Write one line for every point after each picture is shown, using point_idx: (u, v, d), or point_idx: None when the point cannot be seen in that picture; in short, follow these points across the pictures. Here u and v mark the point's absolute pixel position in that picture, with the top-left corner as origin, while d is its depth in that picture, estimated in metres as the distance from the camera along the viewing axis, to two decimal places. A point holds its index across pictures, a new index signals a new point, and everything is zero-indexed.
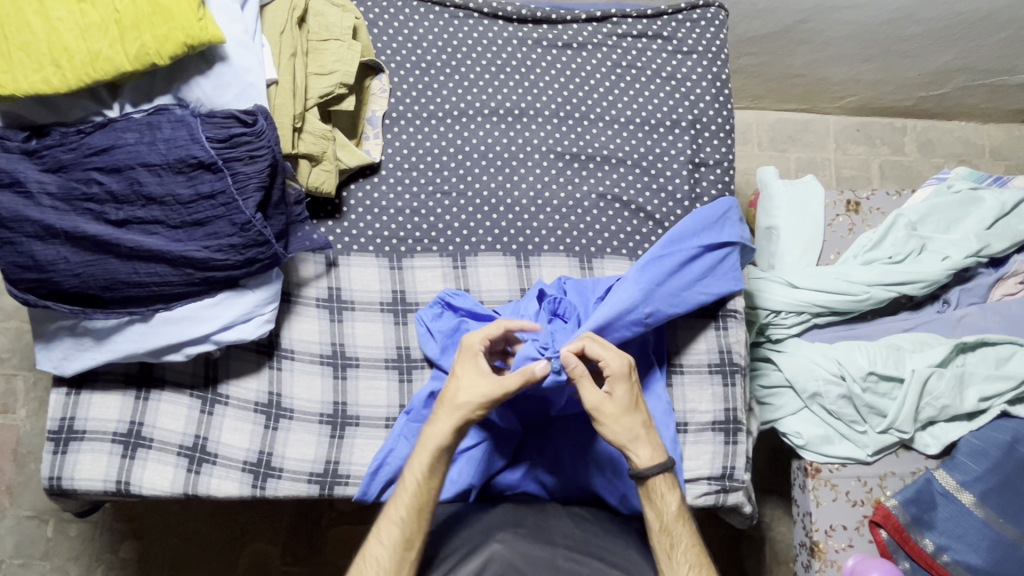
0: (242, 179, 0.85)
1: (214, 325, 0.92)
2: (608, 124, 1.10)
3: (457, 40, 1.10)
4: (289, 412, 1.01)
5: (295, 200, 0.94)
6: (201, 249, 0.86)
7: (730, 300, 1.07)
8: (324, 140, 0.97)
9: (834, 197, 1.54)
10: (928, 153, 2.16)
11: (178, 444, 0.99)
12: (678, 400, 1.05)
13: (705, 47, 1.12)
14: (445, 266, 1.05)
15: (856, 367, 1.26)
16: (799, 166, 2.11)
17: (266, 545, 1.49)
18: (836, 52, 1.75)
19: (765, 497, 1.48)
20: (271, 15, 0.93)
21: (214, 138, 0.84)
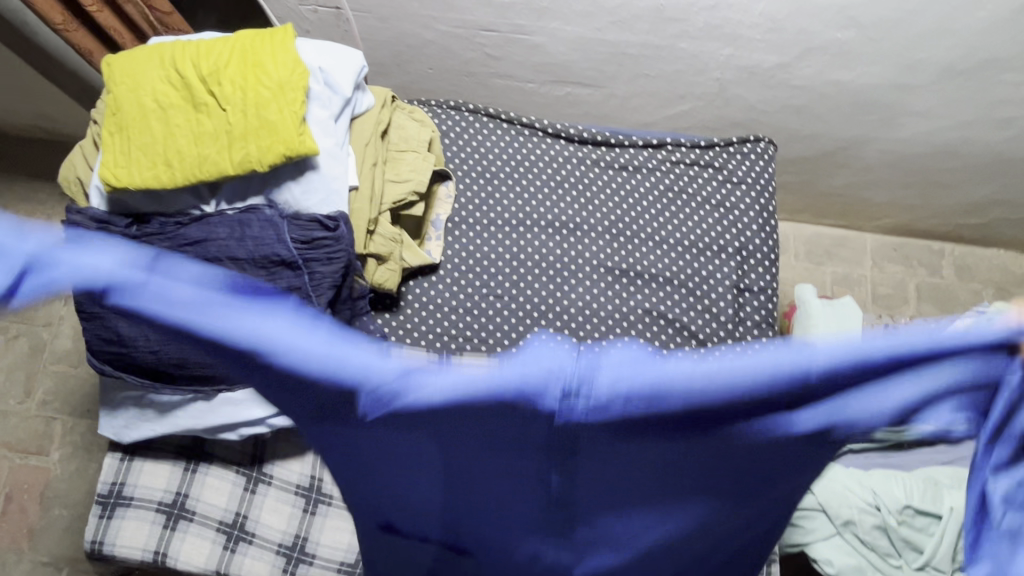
0: (317, 278, 0.92)
1: (271, 409, 0.97)
2: (657, 244, 1.15)
3: (521, 154, 1.19)
4: (328, 498, 1.04)
5: (359, 296, 1.03)
6: None
7: None
8: (392, 243, 1.04)
9: (871, 321, 1.61)
10: (966, 278, 2.18)
11: (218, 520, 1.02)
12: None
13: (753, 180, 1.18)
14: None
15: (892, 499, 1.28)
16: (834, 280, 2.15)
17: None
18: (876, 177, 1.81)
19: None
20: (359, 127, 1.02)
21: (297, 238, 0.91)
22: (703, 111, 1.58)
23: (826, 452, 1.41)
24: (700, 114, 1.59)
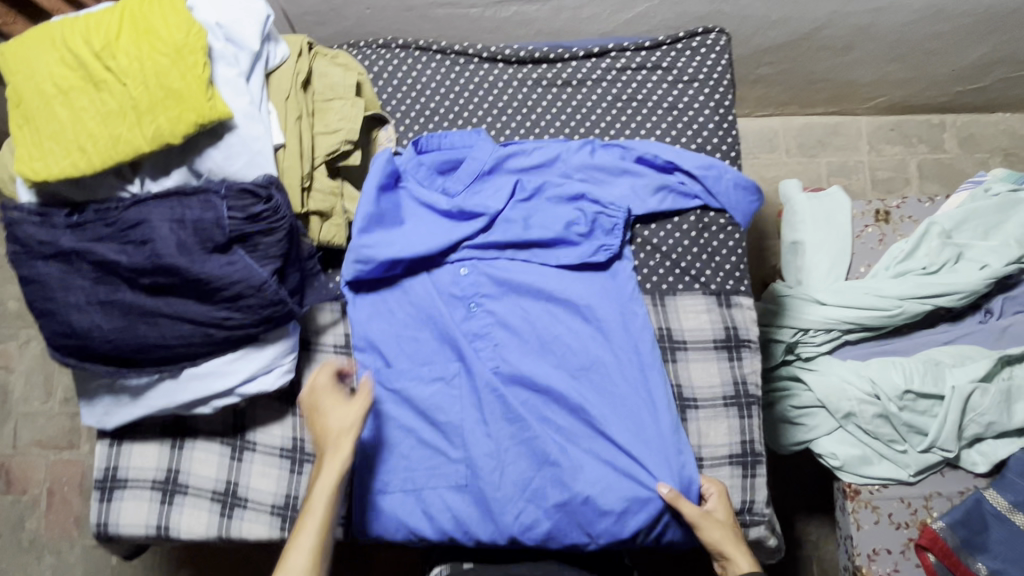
0: (261, 248, 0.91)
1: (236, 379, 0.97)
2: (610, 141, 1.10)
3: (460, 84, 1.13)
4: (312, 456, 1.06)
5: (307, 255, 1.00)
6: (222, 309, 0.92)
7: (744, 330, 1.04)
8: (332, 197, 1.01)
9: (862, 208, 1.53)
10: (970, 148, 2.09)
11: (211, 490, 1.05)
12: (693, 435, 1.02)
13: (706, 76, 1.11)
14: (450, 305, 1.05)
15: (891, 386, 1.35)
16: (829, 171, 2.09)
17: None
18: (859, 55, 1.71)
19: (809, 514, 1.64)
20: (276, 83, 0.98)
21: (237, 212, 0.89)
22: (662, 10, 1.48)
23: (821, 348, 1.44)
24: (660, 14, 1.49)
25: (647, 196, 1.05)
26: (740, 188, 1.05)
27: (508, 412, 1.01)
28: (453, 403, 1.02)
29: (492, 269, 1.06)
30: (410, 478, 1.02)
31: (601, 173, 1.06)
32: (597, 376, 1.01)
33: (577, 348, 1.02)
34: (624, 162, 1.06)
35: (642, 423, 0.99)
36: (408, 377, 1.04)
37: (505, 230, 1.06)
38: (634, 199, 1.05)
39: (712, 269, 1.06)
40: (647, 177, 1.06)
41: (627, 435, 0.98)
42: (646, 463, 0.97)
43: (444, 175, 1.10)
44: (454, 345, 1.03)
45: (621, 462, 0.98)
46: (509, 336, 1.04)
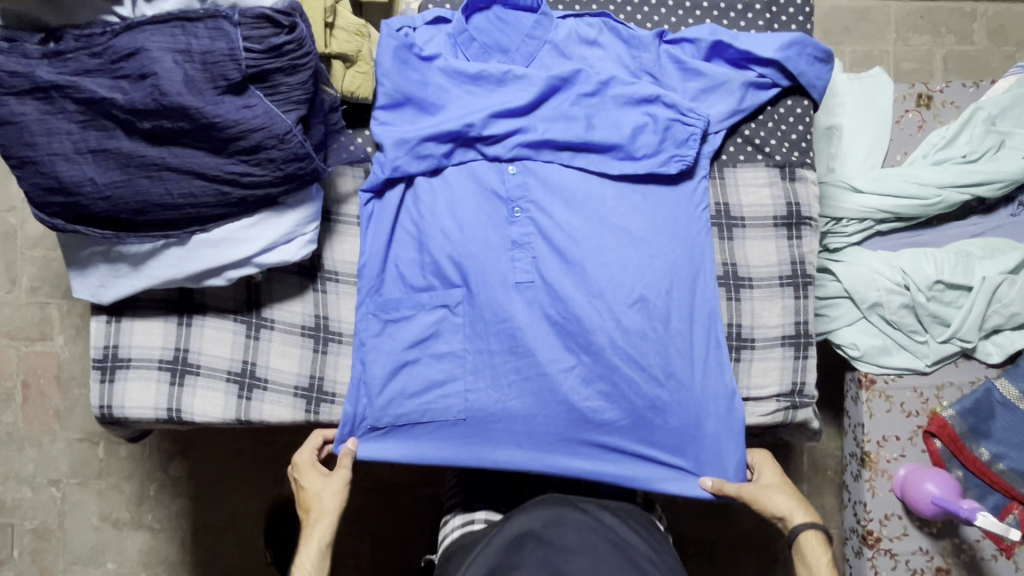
0: (283, 91, 0.78)
1: (255, 247, 0.86)
2: (673, 9, 1.01)
3: None
4: (337, 336, 0.97)
5: (331, 107, 0.86)
6: (238, 163, 0.79)
7: (806, 206, 0.97)
8: (358, 38, 0.87)
9: (904, 92, 1.44)
10: (998, 41, 1.99)
11: (226, 370, 0.97)
12: (745, 315, 0.97)
13: None
14: (492, 215, 0.94)
15: (922, 277, 1.33)
16: (853, 60, 1.98)
17: None
18: None
19: None
20: None
21: (255, 43, 0.74)
22: None
23: (851, 238, 1.39)
24: None
25: (728, 105, 0.94)
26: (818, 62, 0.95)
27: (546, 336, 0.93)
28: (482, 317, 0.93)
29: (544, 171, 0.95)
30: (426, 399, 0.93)
31: (670, 71, 0.95)
32: (647, 303, 0.93)
33: (631, 270, 0.93)
34: (695, 58, 0.95)
35: (686, 359, 0.93)
36: (434, 284, 0.94)
37: (563, 128, 0.94)
38: (713, 104, 0.94)
39: (777, 138, 0.97)
40: (721, 73, 0.93)
41: (672, 370, 0.92)
42: (692, 392, 0.92)
43: (494, 53, 0.96)
44: (491, 254, 0.94)
45: (662, 394, 0.92)
46: (552, 253, 0.94)
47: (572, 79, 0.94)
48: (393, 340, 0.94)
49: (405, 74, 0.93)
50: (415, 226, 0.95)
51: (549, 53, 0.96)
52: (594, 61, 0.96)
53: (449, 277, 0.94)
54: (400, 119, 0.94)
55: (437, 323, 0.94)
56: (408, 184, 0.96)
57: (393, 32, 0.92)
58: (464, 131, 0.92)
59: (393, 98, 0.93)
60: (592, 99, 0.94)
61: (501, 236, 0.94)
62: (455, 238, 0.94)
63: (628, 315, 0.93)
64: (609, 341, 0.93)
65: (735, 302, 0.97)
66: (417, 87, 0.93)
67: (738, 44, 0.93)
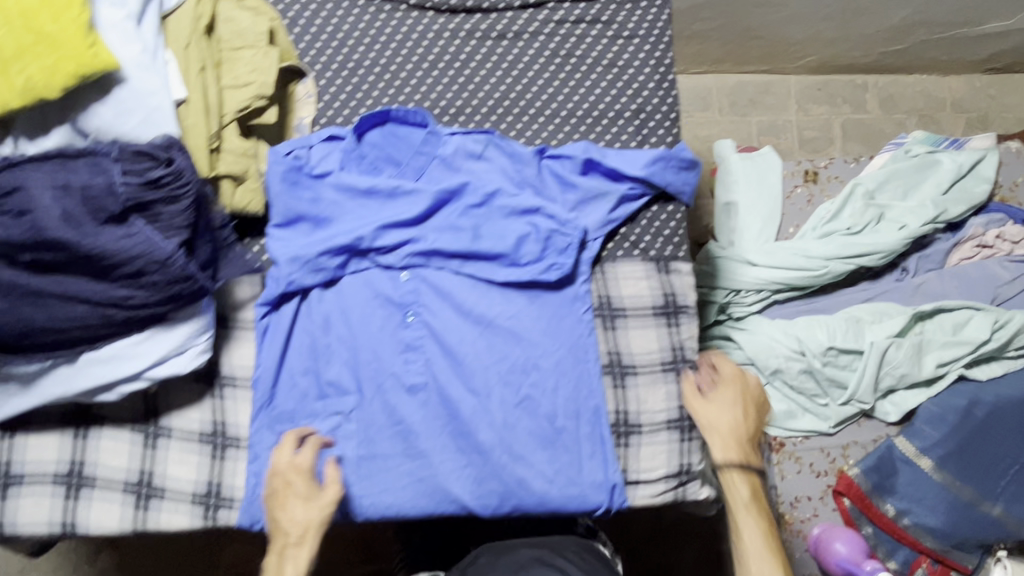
0: (165, 219, 0.81)
1: (145, 363, 0.89)
2: (548, 120, 1.05)
3: (387, 35, 1.04)
4: (235, 441, 0.99)
5: (221, 224, 0.91)
6: (122, 286, 0.82)
7: (682, 296, 1.04)
8: (245, 158, 0.92)
9: (792, 168, 1.55)
10: (889, 109, 2.16)
11: (123, 481, 0.97)
12: (631, 401, 1.01)
13: (648, 32, 1.05)
14: (387, 321, 1.00)
15: (816, 344, 1.41)
16: (759, 130, 2.12)
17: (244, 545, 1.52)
18: (793, 13, 1.71)
19: None
20: (173, 27, 0.86)
21: (134, 177, 0.78)
22: None
23: (751, 308, 1.47)
24: None
25: (603, 217, 1.00)
26: (684, 170, 1.02)
27: (440, 435, 0.99)
28: (380, 419, 0.99)
29: (435, 277, 1.01)
30: (330, 496, 0.97)
31: (551, 183, 1.02)
32: (534, 397, 1.00)
33: (516, 368, 1.01)
34: (572, 172, 1.01)
35: (566, 451, 1.00)
36: (330, 391, 0.99)
37: (452, 238, 1.00)
38: (588, 215, 1.01)
39: (652, 235, 1.04)
40: (595, 186, 1.01)
41: (559, 459, 0.99)
42: (582, 479, 0.99)
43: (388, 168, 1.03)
44: (385, 358, 0.99)
45: (550, 487, 0.98)
46: (443, 353, 1.00)
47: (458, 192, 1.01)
48: None
49: (297, 195, 0.98)
50: (311, 335, 0.99)
51: (437, 166, 1.02)
52: (482, 174, 1.02)
53: (346, 383, 0.99)
54: (295, 235, 0.99)
55: (337, 427, 0.99)
56: (304, 296, 1.00)
57: (280, 157, 0.96)
58: (356, 244, 0.98)
59: (287, 216, 0.98)
60: (477, 212, 1.01)
61: (395, 341, 1.00)
62: (353, 346, 0.99)
63: (514, 410, 1.00)
64: (499, 437, 0.99)
65: (621, 389, 1.02)
66: (307, 205, 0.98)
67: (607, 163, 1.00)
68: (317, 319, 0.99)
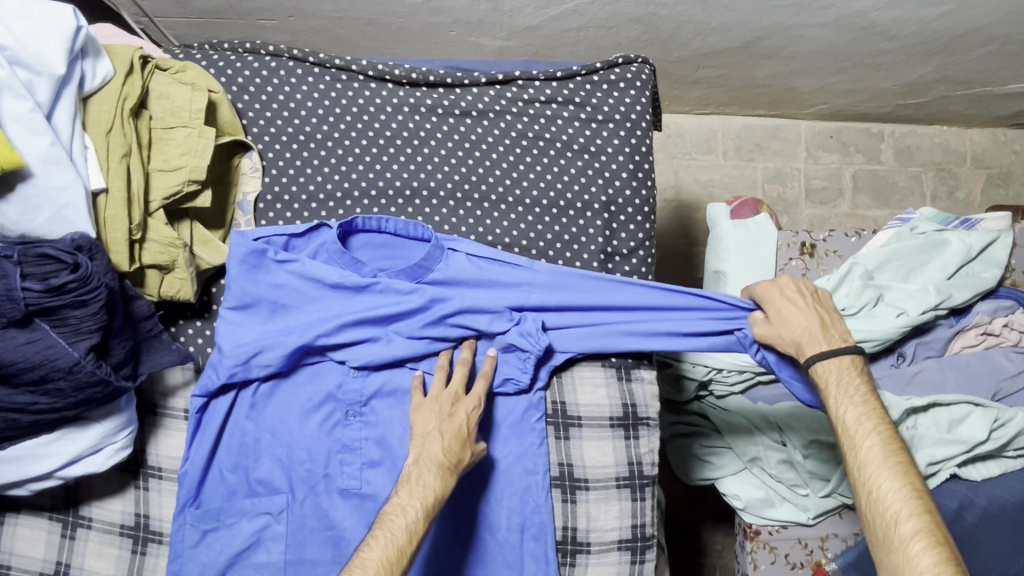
0: (73, 324, 0.75)
1: (55, 463, 0.83)
2: (511, 207, 0.97)
3: (341, 107, 0.97)
4: (158, 536, 0.94)
5: (144, 316, 0.85)
6: (25, 392, 0.77)
7: (643, 407, 0.96)
8: (172, 248, 0.85)
9: (788, 239, 1.46)
10: (905, 161, 2.04)
11: (39, 571, 0.92)
12: (581, 518, 0.94)
13: (623, 116, 0.98)
14: (326, 418, 0.94)
15: (798, 435, 1.32)
16: (765, 177, 2.02)
17: None
18: (803, 65, 1.61)
19: (717, 526, 1.64)
20: (95, 110, 0.80)
21: (35, 283, 0.72)
22: (592, 7, 1.34)
23: (733, 387, 1.38)
24: (589, 12, 1.36)
25: (582, 341, 0.93)
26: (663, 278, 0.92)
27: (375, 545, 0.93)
28: (312, 523, 0.93)
29: (383, 374, 0.95)
30: None
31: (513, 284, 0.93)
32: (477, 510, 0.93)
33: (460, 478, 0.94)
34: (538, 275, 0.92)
35: (507, 569, 0.93)
36: (260, 489, 0.93)
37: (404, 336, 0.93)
38: (571, 341, 0.94)
39: None
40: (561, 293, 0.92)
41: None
42: None
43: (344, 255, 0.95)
44: (320, 458, 0.93)
45: None
46: (383, 457, 0.93)
47: (431, 306, 0.91)
48: (218, 542, 0.92)
49: (254, 280, 0.92)
50: (248, 430, 0.93)
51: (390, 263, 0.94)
52: (474, 292, 0.92)
53: (279, 483, 0.93)
54: (251, 320, 0.93)
55: (264, 529, 0.93)
56: (240, 389, 0.93)
57: (244, 241, 0.90)
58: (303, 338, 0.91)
59: (242, 300, 0.92)
60: (446, 325, 0.91)
61: (333, 442, 0.93)
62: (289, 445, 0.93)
63: (452, 523, 0.93)
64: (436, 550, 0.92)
65: (571, 504, 0.95)
66: (262, 291, 0.92)
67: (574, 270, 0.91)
68: (254, 414, 0.94)
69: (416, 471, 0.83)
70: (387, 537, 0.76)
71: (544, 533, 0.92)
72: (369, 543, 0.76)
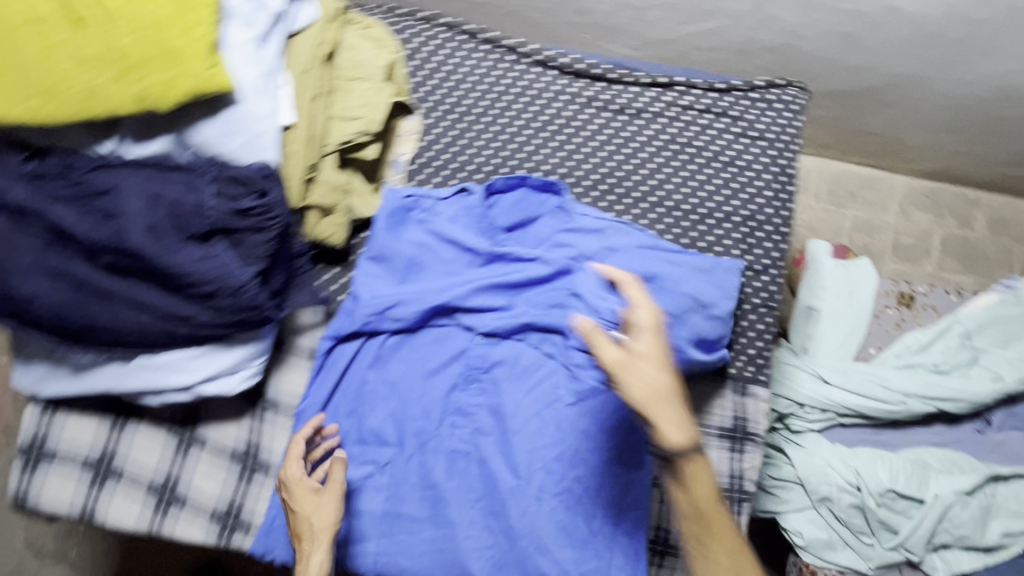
0: (245, 247, 0.79)
1: (194, 377, 0.86)
2: (651, 207, 0.99)
3: (502, 86, 1.00)
4: (265, 466, 0.97)
5: (297, 254, 0.88)
6: (190, 304, 0.80)
7: (752, 423, 0.97)
8: (337, 193, 0.89)
9: (887, 286, 1.47)
10: (999, 233, 2.01)
11: (149, 481, 0.96)
12: (676, 521, 0.95)
13: (775, 136, 0.99)
14: (445, 381, 0.96)
15: (874, 482, 1.31)
16: (853, 226, 2.00)
17: None
18: (921, 119, 1.61)
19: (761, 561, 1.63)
20: (297, 50, 0.84)
21: (225, 202, 0.76)
22: (733, 31, 1.37)
23: (812, 425, 1.38)
24: (728, 35, 1.38)
25: (703, 345, 0.93)
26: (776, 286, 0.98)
27: (476, 506, 0.95)
28: (412, 475, 0.96)
29: (507, 348, 0.97)
30: (346, 532, 0.95)
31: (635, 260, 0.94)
32: (576, 498, 0.95)
33: (563, 460, 0.95)
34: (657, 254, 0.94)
35: (596, 556, 0.94)
36: (370, 439, 0.96)
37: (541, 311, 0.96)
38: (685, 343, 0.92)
39: (734, 351, 0.98)
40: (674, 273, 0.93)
41: (586, 561, 0.94)
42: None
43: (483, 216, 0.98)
44: (432, 417, 0.96)
45: None
46: (495, 427, 0.96)
47: (558, 274, 0.96)
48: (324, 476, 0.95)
49: (396, 233, 0.96)
50: (368, 379, 0.97)
51: (525, 233, 0.98)
52: (604, 264, 0.94)
53: (388, 431, 0.96)
54: (386, 272, 0.97)
55: (368, 474, 0.96)
56: (368, 338, 0.97)
57: (398, 199, 0.95)
58: (439, 300, 0.95)
59: (382, 252, 0.96)
60: (571, 293, 0.95)
61: (448, 401, 0.96)
62: (403, 396, 0.96)
63: (551, 501, 0.95)
64: (528, 521, 0.94)
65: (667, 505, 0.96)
66: (400, 246, 0.96)
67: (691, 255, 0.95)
68: (378, 362, 0.97)
69: (291, 508, 0.88)
70: (323, 527, 0.87)
71: (637, 520, 0.95)
72: (308, 540, 0.87)
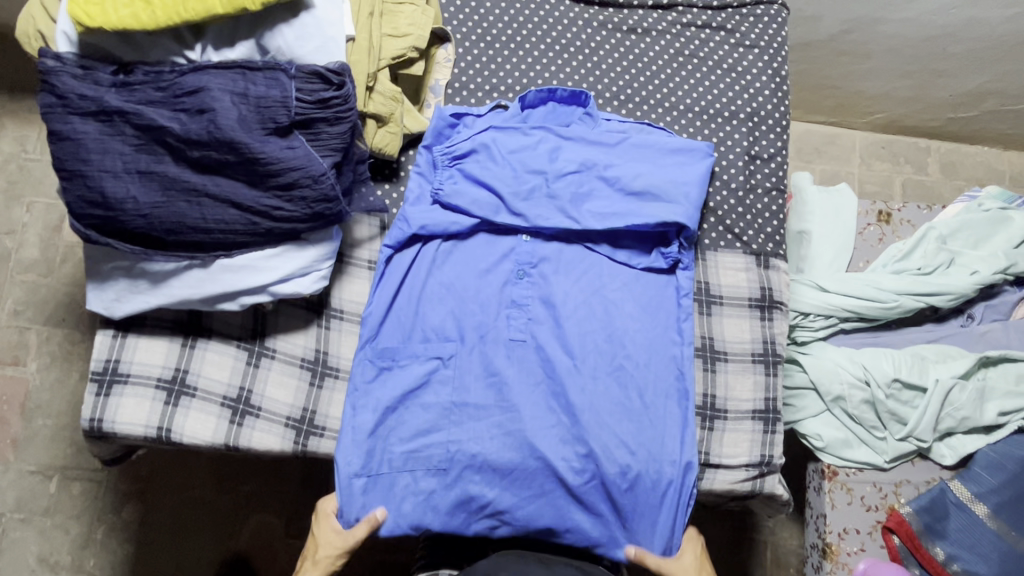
0: (323, 139, 0.87)
1: (272, 276, 0.91)
2: (667, 110, 1.11)
3: (524, 16, 1.12)
4: (334, 371, 1.04)
5: (359, 159, 0.95)
6: (273, 197, 0.87)
7: (777, 293, 1.08)
8: (393, 102, 0.98)
9: (866, 207, 1.60)
10: (950, 175, 2.21)
11: (222, 395, 0.99)
12: (720, 386, 1.05)
13: (767, 43, 1.13)
14: (499, 278, 1.04)
15: (881, 374, 1.38)
16: (823, 177, 2.17)
17: (269, 516, 1.50)
18: (875, 66, 1.79)
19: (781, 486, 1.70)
20: None
21: (306, 96, 0.85)
22: None
23: (817, 332, 1.46)
24: None
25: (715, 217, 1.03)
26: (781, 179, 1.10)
27: (539, 390, 1.01)
28: (475, 367, 1.01)
29: (552, 244, 1.06)
30: (419, 428, 0.99)
31: (653, 149, 1.05)
32: (629, 375, 1.02)
33: (614, 340, 1.03)
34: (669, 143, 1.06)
35: (651, 425, 1.00)
36: (433, 336, 1.02)
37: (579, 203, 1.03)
38: (661, 210, 1.01)
39: (754, 229, 1.09)
40: (685, 156, 1.05)
41: (645, 431, 1.00)
42: (667, 445, 1.00)
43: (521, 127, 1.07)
44: (490, 310, 1.03)
45: (629, 456, 0.99)
46: (547, 315, 1.04)
47: (591, 169, 1.04)
48: (393, 373, 1.01)
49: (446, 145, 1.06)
50: (427, 282, 1.04)
51: (558, 137, 1.06)
52: (622, 153, 1.05)
53: (450, 327, 1.03)
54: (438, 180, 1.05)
55: (432, 369, 1.01)
56: (424, 243, 1.05)
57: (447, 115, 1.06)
58: (487, 202, 1.04)
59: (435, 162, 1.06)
60: (604, 183, 1.04)
61: (502, 295, 1.04)
62: (460, 293, 1.03)
63: (607, 379, 1.01)
64: (588, 400, 1.00)
65: (711, 373, 1.05)
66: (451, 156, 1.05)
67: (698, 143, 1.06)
68: (434, 266, 1.05)
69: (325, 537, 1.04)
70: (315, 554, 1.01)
71: (688, 392, 1.02)
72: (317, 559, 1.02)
